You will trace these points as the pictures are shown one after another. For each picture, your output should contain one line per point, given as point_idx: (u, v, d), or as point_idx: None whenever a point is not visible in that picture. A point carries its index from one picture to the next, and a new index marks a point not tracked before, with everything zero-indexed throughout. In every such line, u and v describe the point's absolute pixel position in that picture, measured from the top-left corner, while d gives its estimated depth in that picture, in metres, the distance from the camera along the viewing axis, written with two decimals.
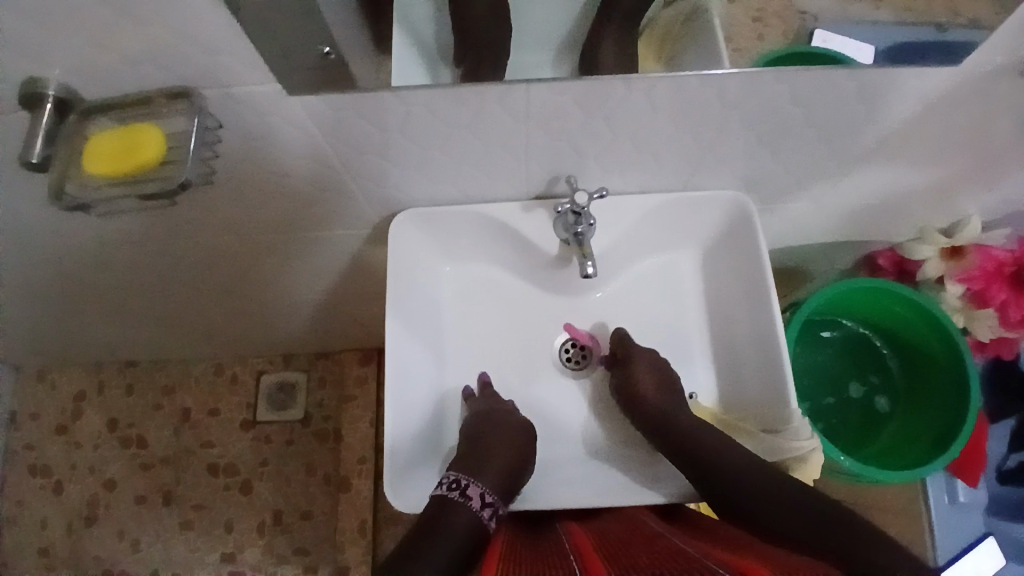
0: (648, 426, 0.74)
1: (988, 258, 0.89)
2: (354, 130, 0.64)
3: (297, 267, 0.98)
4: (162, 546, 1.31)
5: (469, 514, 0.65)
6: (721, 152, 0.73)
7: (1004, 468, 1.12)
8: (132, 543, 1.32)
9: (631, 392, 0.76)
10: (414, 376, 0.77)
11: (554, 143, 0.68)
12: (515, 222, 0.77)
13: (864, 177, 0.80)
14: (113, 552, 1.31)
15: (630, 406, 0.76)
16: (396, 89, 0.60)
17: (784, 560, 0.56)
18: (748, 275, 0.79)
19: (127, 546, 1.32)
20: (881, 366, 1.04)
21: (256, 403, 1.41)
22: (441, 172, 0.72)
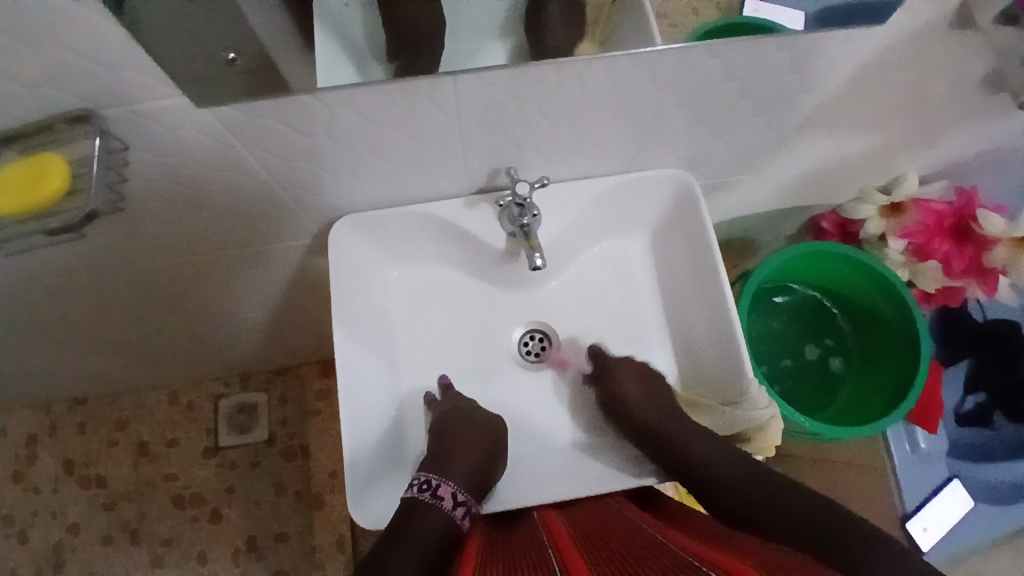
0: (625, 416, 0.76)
1: (928, 212, 0.91)
2: (279, 138, 0.62)
3: (243, 283, 0.94)
4: None
5: (442, 514, 0.64)
6: (659, 131, 0.72)
7: (961, 412, 1.17)
8: None
9: (615, 400, 0.77)
10: (369, 386, 0.75)
11: (489, 136, 0.66)
12: (459, 219, 0.75)
13: (799, 145, 0.81)
14: None
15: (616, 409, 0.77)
16: (316, 92, 0.57)
17: (762, 550, 0.54)
18: (695, 253, 0.79)
19: None
20: (835, 329, 1.06)
21: (217, 428, 1.36)
22: (378, 174, 0.70)
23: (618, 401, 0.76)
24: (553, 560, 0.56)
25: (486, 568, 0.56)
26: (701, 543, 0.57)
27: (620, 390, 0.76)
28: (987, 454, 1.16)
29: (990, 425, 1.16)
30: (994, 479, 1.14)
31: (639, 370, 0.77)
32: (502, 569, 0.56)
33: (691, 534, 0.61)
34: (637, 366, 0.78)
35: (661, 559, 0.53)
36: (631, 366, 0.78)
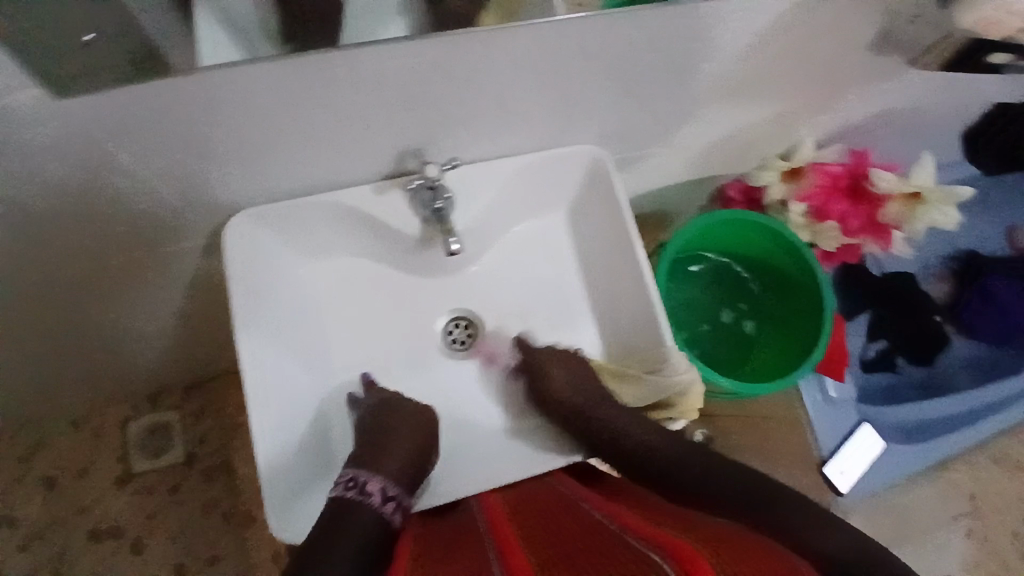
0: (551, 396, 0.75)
1: (824, 174, 0.95)
2: (158, 127, 0.56)
3: (140, 293, 0.86)
4: None
5: (372, 512, 0.60)
6: (568, 105, 0.71)
7: (866, 358, 1.26)
8: None
9: (547, 395, 0.74)
10: (285, 389, 0.70)
11: (393, 116, 0.63)
12: (370, 207, 0.71)
13: (705, 115, 0.82)
14: None
15: (545, 403, 0.75)
16: (194, 75, 0.52)
17: (705, 521, 0.53)
18: (613, 226, 0.79)
19: None
20: (748, 292, 1.10)
21: (129, 453, 1.25)
22: (277, 163, 0.65)
23: (546, 392, 0.74)
24: (495, 553, 0.53)
25: None
26: (641, 516, 0.56)
27: (545, 374, 0.75)
28: (891, 394, 1.26)
29: (894, 367, 1.27)
30: (900, 418, 1.24)
31: (568, 357, 0.76)
32: (439, 568, 0.53)
33: (630, 508, 0.60)
34: (560, 354, 0.77)
35: (604, 539, 0.51)
36: (548, 355, 0.76)
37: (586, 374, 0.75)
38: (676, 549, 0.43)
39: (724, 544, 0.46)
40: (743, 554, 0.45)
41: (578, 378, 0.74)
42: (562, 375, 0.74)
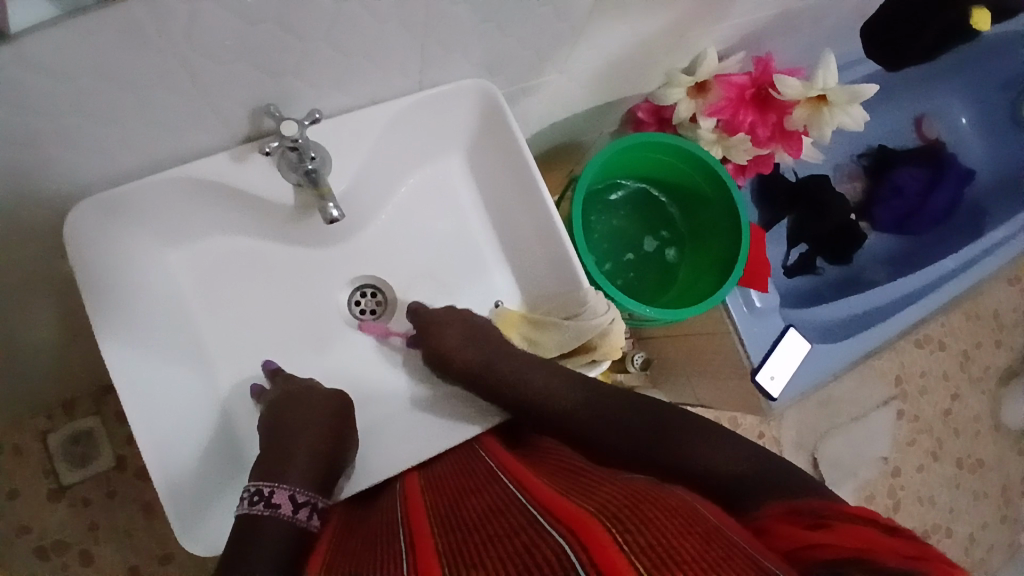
0: (453, 376, 0.72)
1: (730, 86, 0.91)
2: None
3: (7, 295, 0.75)
4: None
5: (283, 524, 0.56)
6: (440, 37, 0.64)
7: (788, 264, 1.30)
8: None
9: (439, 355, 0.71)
10: (172, 392, 0.64)
11: (231, 68, 0.54)
12: (233, 179, 0.64)
13: (595, 33, 0.77)
14: None
15: (444, 370, 0.72)
16: None
17: (616, 479, 0.51)
18: (513, 168, 0.74)
19: None
20: (668, 217, 1.07)
21: (54, 465, 1.15)
22: (109, 141, 0.56)
23: (443, 355, 0.71)
24: (406, 545, 0.49)
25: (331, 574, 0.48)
26: (549, 481, 0.54)
27: (437, 343, 0.71)
28: (813, 296, 1.30)
29: (815, 269, 1.32)
30: (822, 317, 1.27)
31: (462, 317, 0.73)
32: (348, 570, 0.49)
33: (545, 471, 0.58)
34: (454, 311, 0.73)
35: (510, 512, 0.49)
36: (446, 313, 0.73)
37: (495, 343, 0.72)
38: (572, 523, 0.42)
39: (622, 501, 0.45)
40: (638, 503, 0.44)
41: (479, 346, 0.71)
42: (456, 335, 0.71)
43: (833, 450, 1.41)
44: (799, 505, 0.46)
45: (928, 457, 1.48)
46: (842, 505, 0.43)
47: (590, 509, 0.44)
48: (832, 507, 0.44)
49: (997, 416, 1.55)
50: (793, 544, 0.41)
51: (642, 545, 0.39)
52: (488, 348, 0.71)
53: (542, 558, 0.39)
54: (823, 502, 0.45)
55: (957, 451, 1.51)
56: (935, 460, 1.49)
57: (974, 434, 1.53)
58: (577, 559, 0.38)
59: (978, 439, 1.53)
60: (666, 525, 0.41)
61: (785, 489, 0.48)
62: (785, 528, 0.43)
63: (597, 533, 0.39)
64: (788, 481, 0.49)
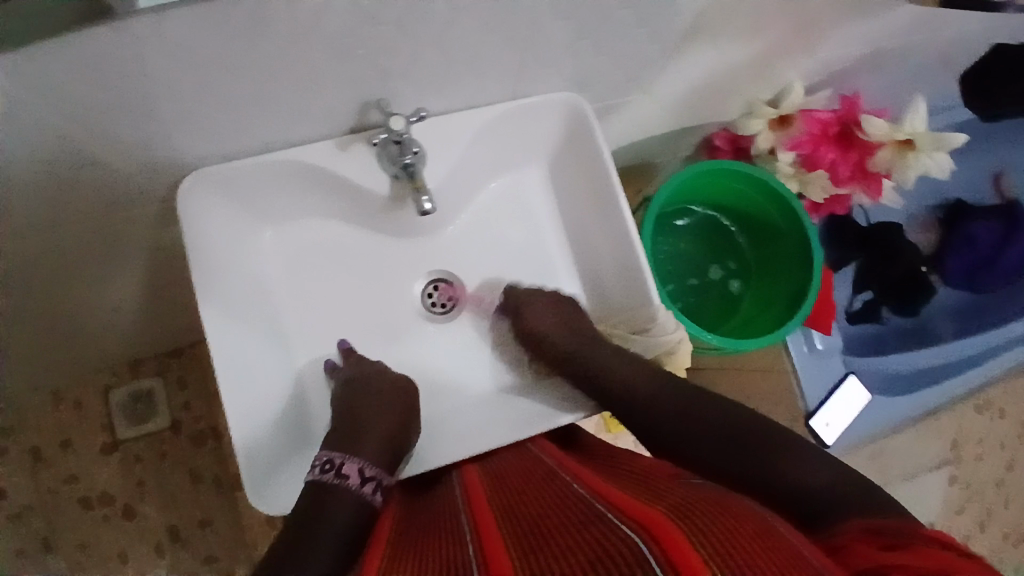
0: (532, 346, 0.75)
1: (814, 121, 0.91)
2: (84, 85, 0.50)
3: (104, 256, 0.81)
4: None
5: (351, 494, 0.58)
6: (541, 49, 0.66)
7: (852, 309, 1.25)
8: None
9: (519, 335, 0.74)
10: (254, 362, 0.68)
11: (347, 61, 0.58)
12: (334, 167, 0.68)
13: (686, 59, 0.78)
14: None
15: (529, 340, 0.75)
16: (119, 24, 0.46)
17: (679, 485, 0.52)
18: (594, 181, 0.76)
19: None
20: (735, 247, 1.07)
21: (113, 422, 1.22)
22: (225, 119, 0.61)
23: (530, 330, 0.74)
24: (471, 535, 0.50)
25: (399, 556, 0.50)
26: (612, 484, 0.55)
27: (526, 321, 0.74)
28: (877, 344, 1.25)
29: (879, 318, 1.26)
30: (885, 367, 1.24)
31: (553, 299, 0.75)
32: (416, 553, 0.51)
33: (606, 476, 0.59)
34: (548, 293, 0.76)
35: (577, 510, 0.50)
36: (537, 295, 0.75)
37: (579, 327, 0.74)
38: (644, 520, 0.43)
39: (690, 507, 0.46)
40: (708, 509, 0.45)
41: (568, 330, 0.73)
42: (546, 318, 0.74)
43: None
44: (879, 524, 0.45)
45: (974, 526, 1.42)
46: (924, 531, 0.43)
47: (661, 510, 0.45)
48: (914, 531, 0.44)
49: None
50: (868, 562, 0.42)
51: (716, 549, 0.40)
52: (575, 332, 0.73)
53: (614, 554, 0.40)
54: (901, 523, 0.45)
55: (1006, 523, 1.44)
56: (981, 531, 1.42)
57: None
58: (652, 554, 0.39)
59: None
60: (737, 535, 0.42)
61: (855, 506, 0.48)
62: (866, 547, 0.43)
63: (671, 531, 0.41)
64: (863, 497, 0.49)
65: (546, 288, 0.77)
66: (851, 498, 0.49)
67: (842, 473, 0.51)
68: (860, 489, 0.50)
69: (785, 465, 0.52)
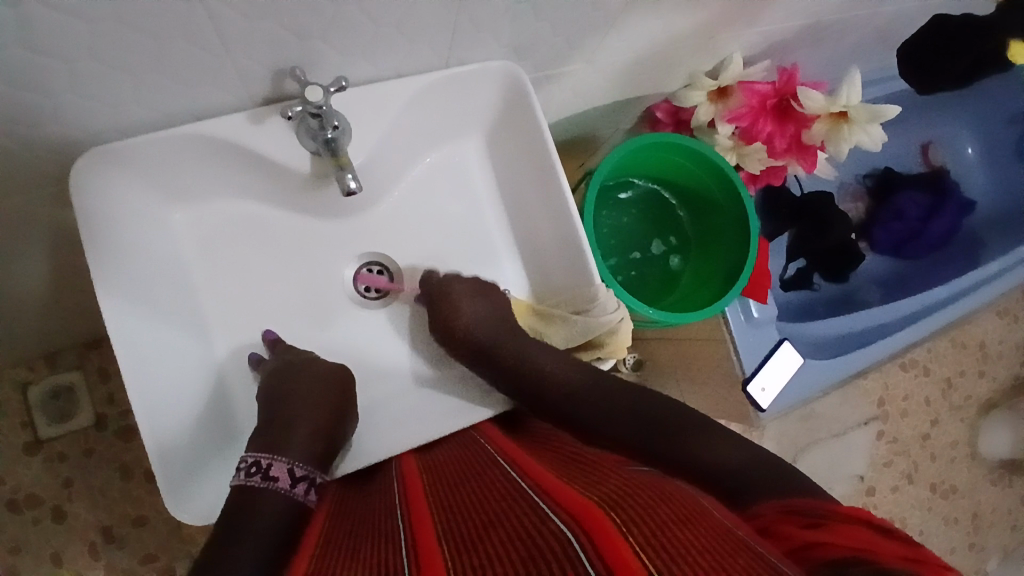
0: (455, 344, 0.72)
1: (752, 93, 0.90)
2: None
3: (1, 243, 0.73)
4: None
5: (281, 499, 0.55)
6: (473, 13, 0.62)
7: (785, 277, 1.31)
8: None
9: (453, 329, 0.71)
10: (168, 357, 0.63)
11: (258, 25, 0.52)
12: (250, 142, 0.63)
13: (625, 26, 0.75)
14: None
15: (453, 339, 0.72)
16: None
17: (615, 471, 0.51)
18: (533, 155, 0.73)
19: None
20: (677, 221, 1.06)
21: (33, 420, 1.13)
22: (122, 90, 0.54)
23: (453, 325, 0.71)
24: (405, 531, 0.48)
25: (328, 554, 0.48)
26: (551, 471, 0.54)
27: (448, 315, 0.71)
28: (805, 311, 1.31)
29: (811, 285, 1.32)
30: (815, 332, 1.28)
31: (478, 286, 0.73)
32: (345, 552, 0.48)
33: (544, 462, 0.57)
34: (469, 281, 0.73)
35: (514, 501, 0.49)
36: (459, 286, 0.72)
37: (511, 325, 0.73)
38: (578, 512, 0.41)
39: (628, 495, 0.44)
40: (646, 496, 0.44)
41: (493, 324, 0.71)
42: (471, 310, 0.71)
43: (813, 465, 1.42)
44: (794, 503, 0.46)
45: (903, 480, 1.50)
46: (836, 506, 0.43)
47: (597, 500, 0.43)
48: (827, 507, 0.44)
49: (975, 445, 1.56)
50: (789, 545, 0.42)
51: (649, 538, 0.38)
52: (507, 331, 0.72)
53: (552, 548, 0.39)
54: (815, 501, 0.45)
55: (931, 475, 1.52)
56: (909, 483, 1.50)
57: (950, 460, 1.54)
58: (587, 548, 0.37)
59: (953, 465, 1.54)
60: (674, 522, 0.41)
61: (778, 490, 0.48)
62: (783, 527, 0.43)
63: (604, 523, 0.39)
64: (786, 479, 0.49)
65: (459, 275, 0.74)
66: (766, 480, 0.49)
67: (762, 458, 0.52)
68: (784, 473, 0.50)
69: (710, 451, 0.52)
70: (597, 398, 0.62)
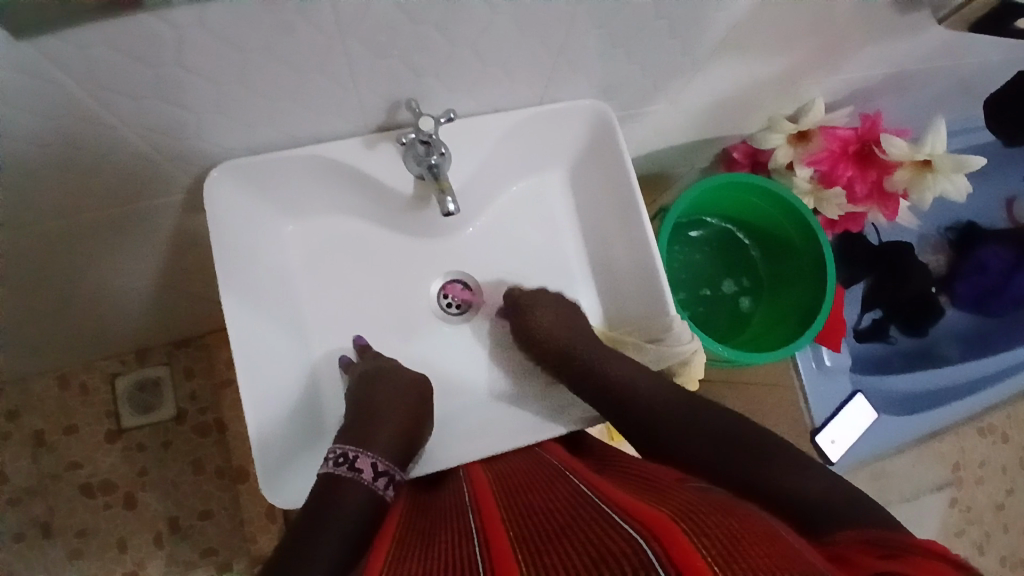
0: (532, 347, 0.75)
1: (833, 138, 0.91)
2: (117, 72, 0.51)
3: (121, 244, 0.81)
4: None
5: (363, 489, 0.59)
6: (571, 56, 0.67)
7: (860, 328, 1.26)
8: None
9: (532, 334, 0.74)
10: (272, 355, 0.68)
11: (382, 61, 0.58)
12: (359, 163, 0.69)
13: (711, 70, 0.78)
14: None
15: (529, 342, 0.75)
16: (155, 13, 0.46)
17: (682, 488, 0.52)
18: (615, 189, 0.76)
19: None
20: (748, 261, 1.07)
21: (118, 409, 1.21)
22: (254, 112, 0.61)
23: (532, 330, 0.74)
24: (477, 531, 0.51)
25: (404, 546, 0.51)
26: (620, 487, 0.55)
27: (531, 322, 0.74)
28: (884, 364, 1.25)
29: (887, 337, 1.27)
30: (892, 387, 1.23)
31: (566, 307, 0.75)
32: (421, 545, 0.51)
33: (611, 479, 0.59)
34: (556, 297, 0.76)
35: (584, 510, 0.50)
36: (545, 296, 0.75)
37: (585, 334, 0.74)
38: (648, 523, 0.42)
39: (696, 512, 0.45)
40: (715, 514, 0.45)
41: (574, 332, 0.74)
42: (551, 317, 0.73)
43: None
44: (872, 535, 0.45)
45: (973, 550, 1.41)
46: (919, 541, 0.42)
47: (670, 512, 0.45)
48: (909, 541, 0.43)
49: None
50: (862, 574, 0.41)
51: (723, 552, 0.39)
52: (583, 341, 0.73)
53: (626, 551, 0.40)
54: (896, 534, 0.44)
55: (1003, 548, 1.43)
56: (980, 555, 1.42)
57: None
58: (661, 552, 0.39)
59: None
60: (744, 539, 0.42)
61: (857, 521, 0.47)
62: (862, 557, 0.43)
63: (674, 534, 0.40)
64: (861, 508, 0.49)
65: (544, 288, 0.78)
66: (845, 512, 0.49)
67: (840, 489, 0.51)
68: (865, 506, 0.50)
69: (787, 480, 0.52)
70: (672, 412, 0.63)
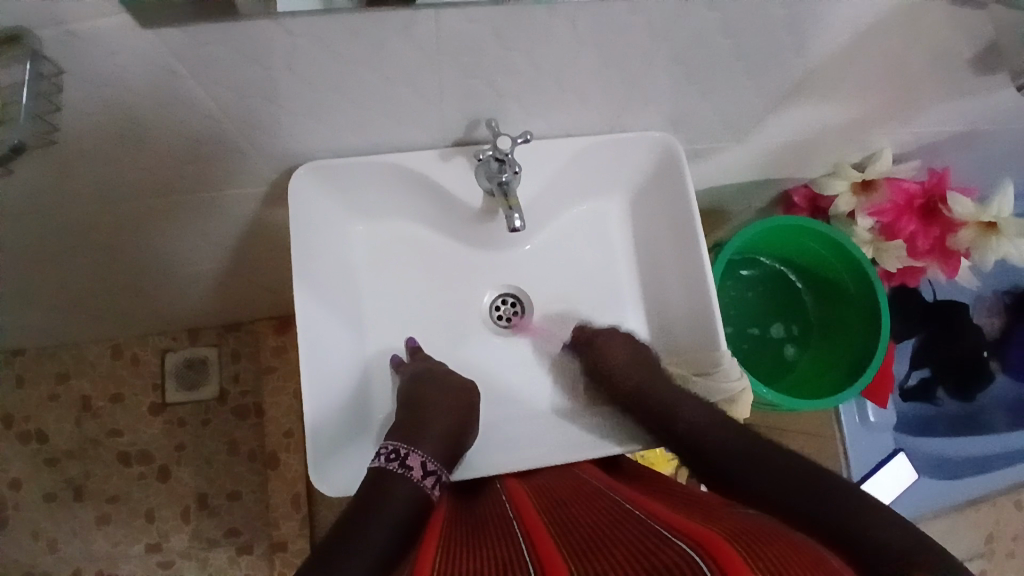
0: (600, 378, 0.77)
1: (898, 190, 0.91)
2: (230, 68, 0.55)
3: (192, 228, 0.86)
4: (82, 542, 1.19)
5: (411, 485, 0.61)
6: (647, 89, 0.69)
7: (907, 385, 1.22)
8: (48, 542, 1.19)
9: (603, 367, 0.77)
10: (332, 348, 0.71)
11: (469, 81, 0.61)
12: (433, 173, 0.72)
13: (784, 112, 0.79)
14: (30, 556, 1.18)
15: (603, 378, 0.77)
16: (275, 18, 0.50)
17: (731, 513, 0.52)
18: (675, 222, 0.78)
19: (43, 546, 1.19)
20: (799, 304, 1.07)
21: (164, 383, 1.27)
22: (342, 117, 0.64)
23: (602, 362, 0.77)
24: (525, 541, 0.52)
25: (453, 549, 0.52)
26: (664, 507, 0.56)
27: (600, 353, 0.77)
28: (927, 426, 1.22)
29: (933, 399, 1.23)
30: (931, 448, 1.21)
31: (628, 339, 0.78)
32: (468, 551, 0.52)
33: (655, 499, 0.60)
34: (620, 333, 0.78)
35: (632, 525, 0.51)
36: (612, 333, 0.78)
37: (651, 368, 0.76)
38: (701, 540, 0.43)
39: (743, 533, 0.46)
40: (762, 538, 0.45)
41: (637, 369, 0.75)
42: (624, 351, 0.76)
43: None
44: None
45: None
46: None
47: (717, 531, 0.45)
48: None
49: None
50: None
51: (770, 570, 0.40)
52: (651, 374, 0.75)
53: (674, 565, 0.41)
54: None
55: None
56: None
57: None
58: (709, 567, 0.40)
59: None
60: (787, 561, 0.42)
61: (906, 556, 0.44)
62: None
63: (729, 552, 0.41)
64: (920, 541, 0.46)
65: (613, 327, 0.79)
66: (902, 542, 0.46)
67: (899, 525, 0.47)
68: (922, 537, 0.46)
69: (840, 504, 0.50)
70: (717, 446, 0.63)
